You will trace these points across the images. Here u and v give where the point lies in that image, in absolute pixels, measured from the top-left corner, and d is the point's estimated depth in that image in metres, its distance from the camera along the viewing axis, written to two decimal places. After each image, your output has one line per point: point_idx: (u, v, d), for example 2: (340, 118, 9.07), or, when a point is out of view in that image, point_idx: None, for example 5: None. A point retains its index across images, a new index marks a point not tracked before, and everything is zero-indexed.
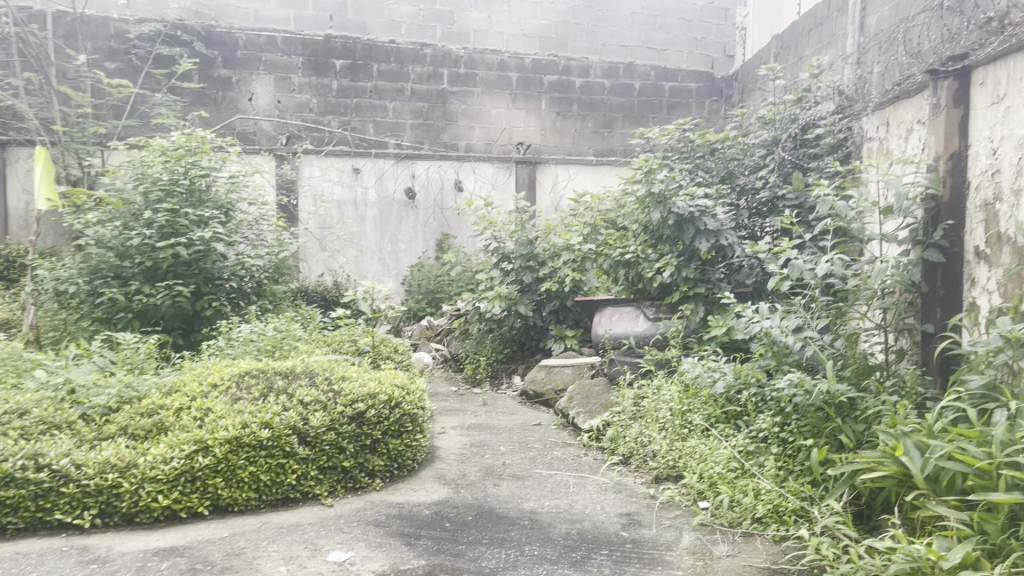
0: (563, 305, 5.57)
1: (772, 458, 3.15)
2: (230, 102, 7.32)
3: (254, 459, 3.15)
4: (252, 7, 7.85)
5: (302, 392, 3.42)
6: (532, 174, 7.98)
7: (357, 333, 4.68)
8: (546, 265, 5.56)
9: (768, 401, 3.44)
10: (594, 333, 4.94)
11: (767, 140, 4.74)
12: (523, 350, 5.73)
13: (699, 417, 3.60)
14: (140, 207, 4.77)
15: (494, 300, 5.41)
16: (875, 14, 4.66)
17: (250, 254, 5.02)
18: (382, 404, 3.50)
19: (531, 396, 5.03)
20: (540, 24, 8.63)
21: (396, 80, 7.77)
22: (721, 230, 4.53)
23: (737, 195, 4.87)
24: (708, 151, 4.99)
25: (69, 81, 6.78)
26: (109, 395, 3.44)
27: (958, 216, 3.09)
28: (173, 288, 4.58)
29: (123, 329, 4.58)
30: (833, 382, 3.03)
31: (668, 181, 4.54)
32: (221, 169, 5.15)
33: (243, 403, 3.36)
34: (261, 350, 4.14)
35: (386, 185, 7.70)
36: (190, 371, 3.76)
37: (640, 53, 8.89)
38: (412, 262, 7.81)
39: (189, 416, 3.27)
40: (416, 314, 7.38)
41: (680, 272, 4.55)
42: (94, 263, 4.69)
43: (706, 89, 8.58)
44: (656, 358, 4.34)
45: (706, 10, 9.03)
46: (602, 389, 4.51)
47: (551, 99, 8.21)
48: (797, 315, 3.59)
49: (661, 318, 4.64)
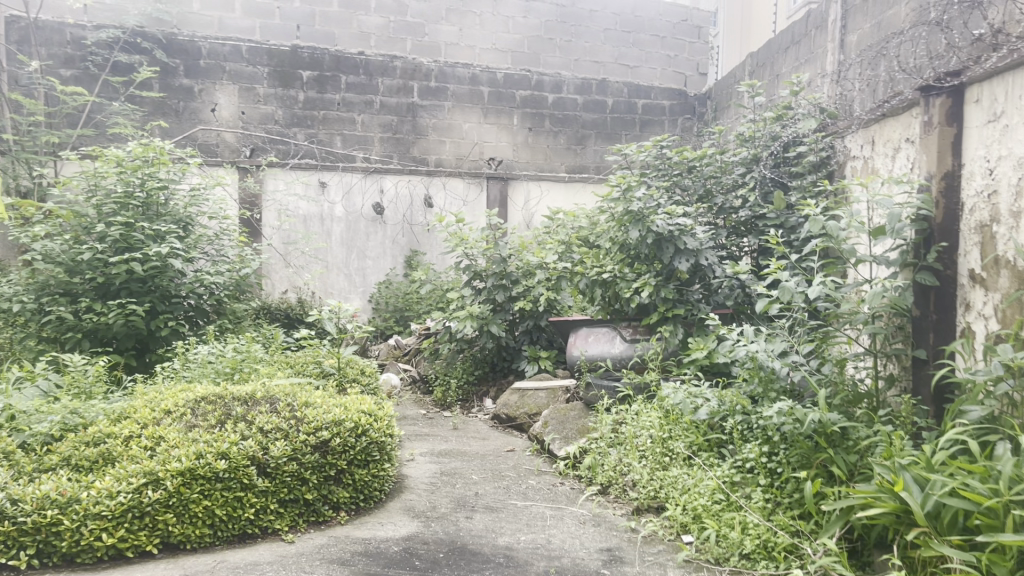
0: (536, 325, 5.41)
1: (760, 490, 2.98)
2: (191, 112, 7.06)
3: (209, 492, 2.93)
4: (215, 15, 7.61)
5: (262, 420, 3.21)
6: (503, 191, 7.90)
7: (322, 354, 4.46)
8: (520, 284, 5.38)
9: (753, 429, 3.29)
10: (568, 354, 4.78)
11: (747, 158, 4.63)
12: (494, 371, 5.55)
13: (682, 445, 3.44)
14: (93, 220, 4.52)
15: (465, 320, 5.23)
16: (857, 31, 4.57)
17: (209, 270, 4.78)
18: (348, 432, 3.29)
19: (504, 420, 4.84)
20: (513, 38, 8.51)
21: (365, 92, 7.57)
22: (701, 250, 4.40)
23: (716, 214, 4.75)
24: (686, 169, 4.87)
25: (21, 88, 6.48)
26: (52, 423, 3.20)
27: (952, 239, 2.99)
28: (126, 307, 4.32)
29: (72, 349, 4.31)
30: (825, 411, 2.89)
31: (646, 200, 4.39)
32: (180, 182, 4.91)
33: (198, 430, 3.13)
34: (219, 372, 3.91)
35: (354, 201, 7.50)
36: (142, 395, 3.52)
37: (613, 70, 8.80)
38: (379, 279, 7.60)
39: (139, 445, 3.04)
40: (383, 332, 7.20)
41: (658, 292, 4.38)
42: (41, 279, 4.41)
43: (680, 107, 8.52)
44: (634, 383, 4.18)
45: (679, 27, 8.98)
46: (578, 414, 4.34)
47: (524, 114, 8.08)
48: (783, 339, 3.45)
49: (639, 340, 4.49)
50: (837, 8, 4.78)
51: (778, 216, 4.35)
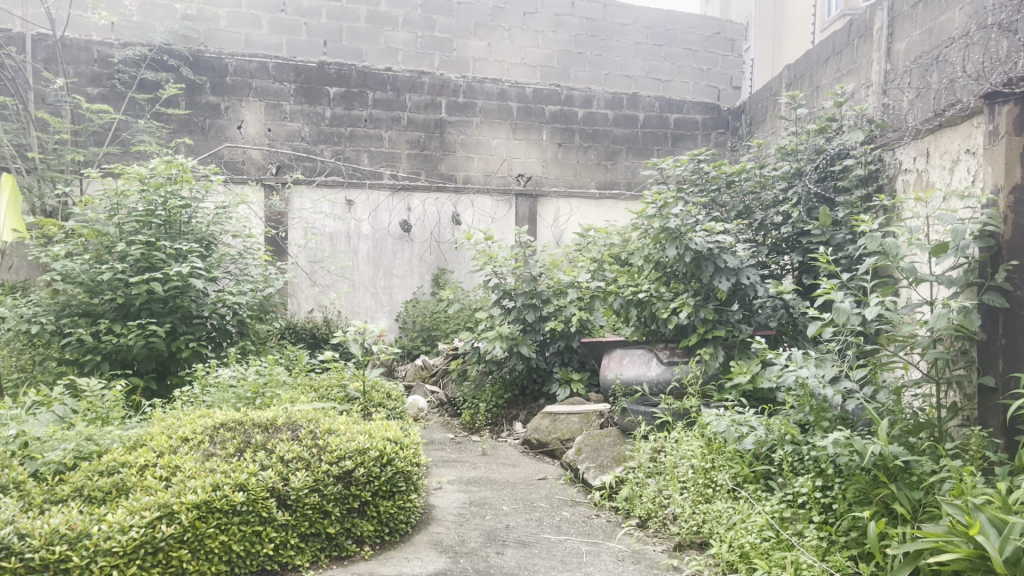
0: (568, 346, 5.23)
1: (813, 527, 2.76)
2: (218, 129, 7.00)
3: (226, 526, 2.77)
4: (242, 32, 7.55)
5: (283, 449, 3.06)
6: (532, 208, 7.73)
7: (347, 377, 4.30)
8: (551, 303, 5.20)
9: (803, 461, 3.07)
10: (601, 377, 4.58)
11: (790, 172, 4.43)
12: (525, 394, 5.37)
13: (726, 475, 3.23)
14: (114, 239, 4.42)
15: (494, 340, 5.06)
16: (905, 39, 4.36)
17: (232, 290, 4.65)
18: (373, 461, 3.13)
19: (535, 445, 4.66)
20: (542, 53, 8.37)
21: (392, 109, 7.47)
22: (742, 269, 4.18)
23: (757, 230, 4.54)
24: (725, 183, 4.67)
25: (48, 106, 6.43)
26: (65, 450, 3.06)
27: (1022, 256, 2.77)
28: (147, 328, 4.19)
29: (91, 372, 4.18)
30: (886, 443, 2.67)
31: (684, 216, 4.19)
32: (203, 200, 4.81)
33: (216, 460, 2.98)
34: (240, 396, 3.77)
35: (381, 218, 7.38)
36: (159, 421, 3.38)
37: (644, 84, 8.65)
38: (406, 298, 7.45)
39: (154, 475, 2.90)
40: (410, 352, 7.06)
41: (697, 313, 4.18)
42: (62, 300, 4.30)
43: (713, 121, 8.31)
44: (673, 408, 3.97)
45: (712, 40, 8.80)
46: (613, 440, 4.14)
47: (553, 129, 7.94)
48: (833, 364, 3.24)
49: (676, 363, 4.28)
50: (883, 16, 4.57)
51: (823, 232, 4.14)
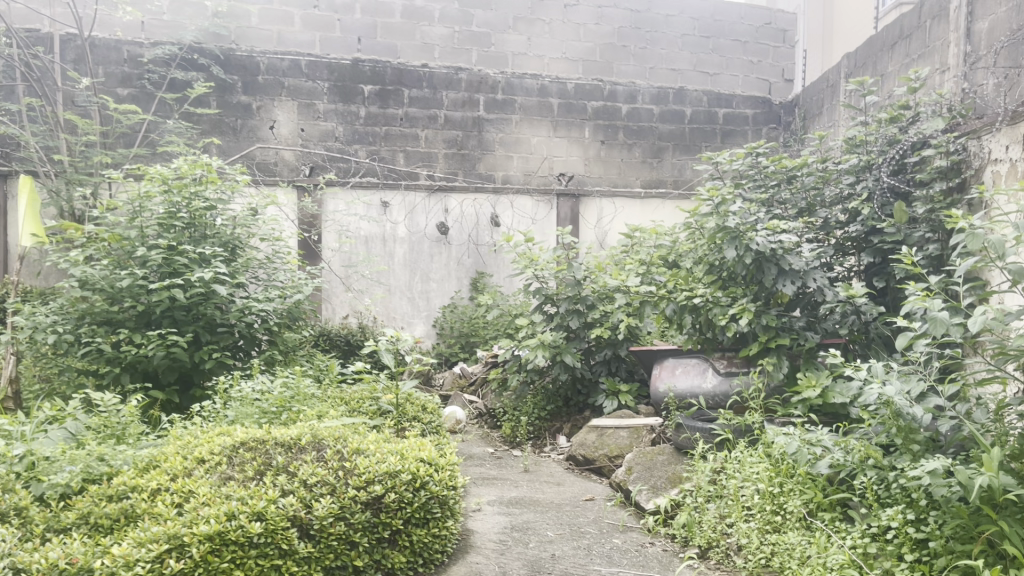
0: (615, 354, 4.91)
1: (905, 567, 2.40)
2: (250, 130, 6.79)
3: (242, 561, 2.49)
4: (274, 30, 7.32)
5: (306, 472, 2.79)
6: (575, 208, 7.40)
7: (379, 389, 4.01)
8: (596, 309, 4.88)
9: (889, 488, 2.71)
10: (652, 390, 4.26)
11: (858, 165, 4.07)
12: (569, 406, 5.05)
13: (798, 502, 2.88)
14: (135, 243, 4.20)
15: (536, 349, 4.75)
16: (988, 16, 3.94)
17: (259, 296, 4.39)
18: (404, 485, 2.85)
19: (580, 462, 4.33)
20: (584, 46, 8.04)
21: (429, 107, 7.21)
22: (809, 271, 3.81)
23: (822, 230, 4.19)
24: (785, 179, 4.30)
25: (77, 107, 6.27)
26: (72, 473, 2.81)
27: None
28: (168, 338, 3.95)
29: (110, 384, 3.96)
30: (995, 473, 2.32)
31: (744, 214, 3.83)
32: (228, 201, 4.58)
33: (233, 485, 2.72)
34: (264, 411, 3.50)
35: (417, 220, 7.12)
36: (175, 440, 3.12)
37: (691, 77, 8.27)
38: (444, 303, 7.18)
39: (166, 501, 2.64)
40: (448, 359, 6.81)
41: (758, 319, 3.82)
42: (80, 307, 4.08)
43: (764, 116, 7.94)
44: (734, 425, 3.62)
45: (762, 31, 8.44)
46: (667, 459, 3.80)
47: (596, 126, 7.61)
48: (919, 378, 2.87)
49: (735, 373, 3.94)
50: None
51: (897, 230, 3.78)
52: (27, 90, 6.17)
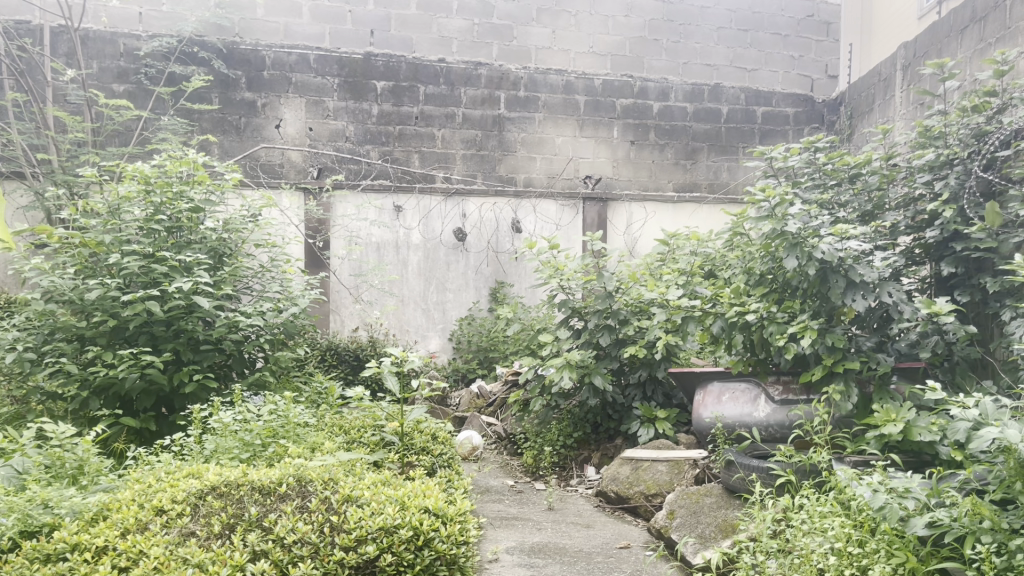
0: (651, 376, 4.39)
1: None
2: (254, 129, 6.35)
3: None
4: (282, 22, 6.90)
5: (284, 528, 2.29)
6: (602, 214, 6.91)
7: (383, 417, 3.49)
8: (630, 324, 4.35)
9: (1010, 559, 2.15)
10: (694, 418, 3.73)
11: (936, 161, 3.54)
12: (598, 432, 4.53)
13: (887, 567, 2.28)
14: (110, 250, 3.74)
15: (562, 369, 4.23)
16: None
17: (250, 309, 3.91)
18: (404, 545, 2.32)
19: (613, 500, 3.80)
20: (612, 40, 7.53)
21: (446, 104, 6.73)
22: (882, 283, 3.27)
23: (890, 236, 3.65)
24: (847, 179, 3.77)
25: (68, 104, 5.87)
26: (4, 526, 2.29)
27: None
28: (143, 359, 3.46)
29: (77, 410, 3.48)
30: None
31: (805, 216, 3.29)
32: (217, 202, 4.11)
33: (194, 546, 2.21)
34: (247, 444, 3.01)
35: (433, 226, 6.65)
36: (134, 484, 2.61)
37: (728, 74, 7.76)
38: (461, 315, 6.69)
39: (109, 566, 2.12)
40: (465, 376, 6.35)
41: (822, 339, 3.27)
42: (45, 322, 3.62)
43: (806, 114, 7.37)
44: (797, 464, 3.07)
45: (804, 23, 7.90)
46: (716, 503, 3.26)
47: (625, 125, 7.09)
48: None
49: (793, 403, 3.43)
50: None
51: (989, 237, 3.25)
52: (14, 86, 5.80)
